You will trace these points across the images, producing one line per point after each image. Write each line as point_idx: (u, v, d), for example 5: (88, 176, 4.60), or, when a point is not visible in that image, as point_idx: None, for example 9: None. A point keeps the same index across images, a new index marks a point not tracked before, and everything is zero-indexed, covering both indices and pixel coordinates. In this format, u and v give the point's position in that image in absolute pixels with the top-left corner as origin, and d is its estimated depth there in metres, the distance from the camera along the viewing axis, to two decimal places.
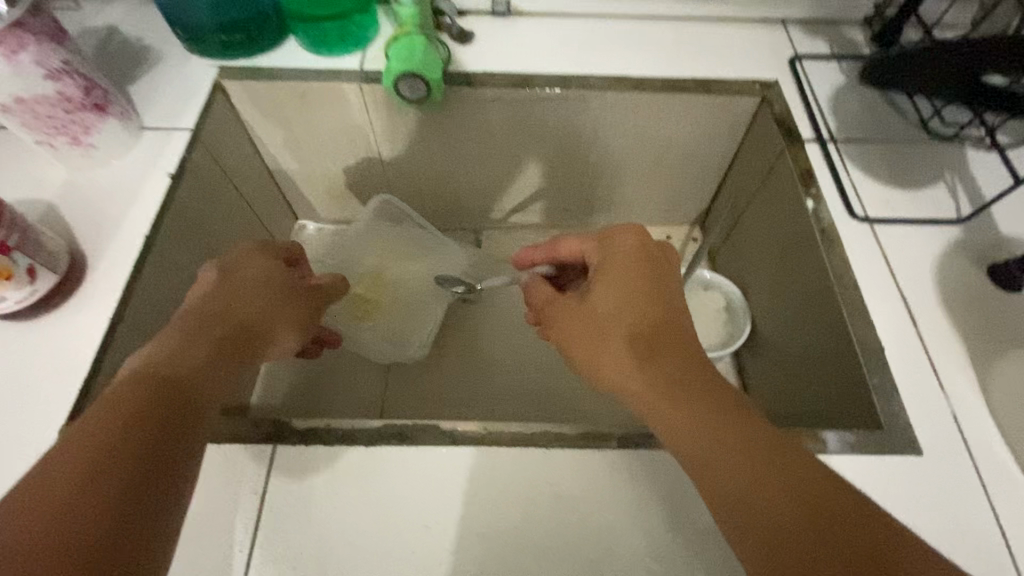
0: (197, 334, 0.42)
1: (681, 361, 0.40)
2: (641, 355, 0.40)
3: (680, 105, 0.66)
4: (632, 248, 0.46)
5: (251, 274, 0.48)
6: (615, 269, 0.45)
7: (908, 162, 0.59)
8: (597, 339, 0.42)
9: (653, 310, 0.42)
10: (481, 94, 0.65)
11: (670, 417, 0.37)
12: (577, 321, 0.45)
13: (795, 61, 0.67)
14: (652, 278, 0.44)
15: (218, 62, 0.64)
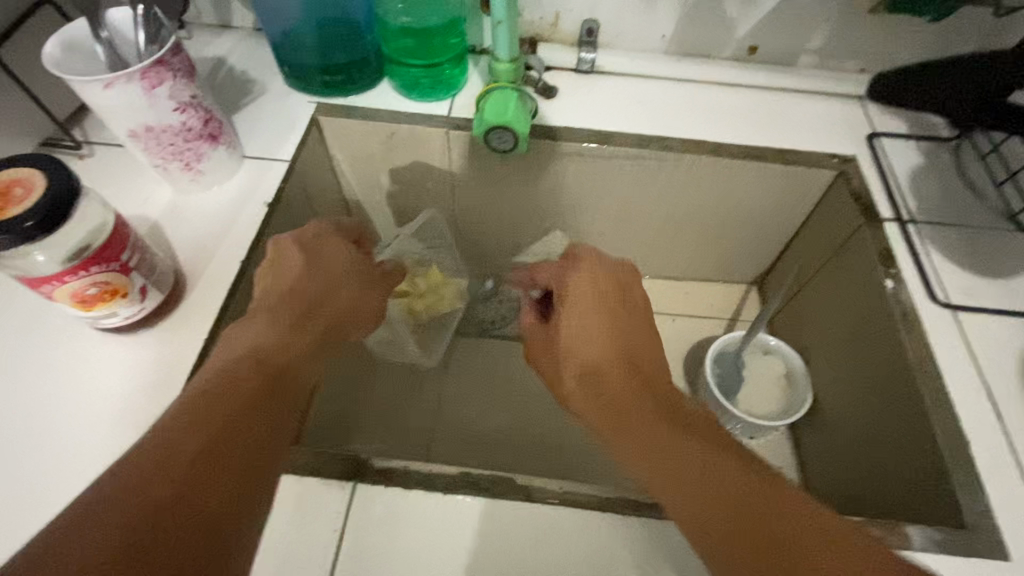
0: (290, 323, 0.46)
1: (630, 385, 0.45)
2: (589, 379, 0.47)
3: (754, 172, 0.67)
4: (583, 285, 0.53)
5: (331, 263, 0.52)
6: (576, 311, 0.52)
7: (993, 251, 0.58)
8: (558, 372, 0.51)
9: (606, 341, 0.49)
10: (561, 148, 0.67)
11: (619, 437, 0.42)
12: (547, 353, 0.54)
13: (873, 138, 0.67)
14: (610, 321, 0.51)
15: (318, 99, 0.68)
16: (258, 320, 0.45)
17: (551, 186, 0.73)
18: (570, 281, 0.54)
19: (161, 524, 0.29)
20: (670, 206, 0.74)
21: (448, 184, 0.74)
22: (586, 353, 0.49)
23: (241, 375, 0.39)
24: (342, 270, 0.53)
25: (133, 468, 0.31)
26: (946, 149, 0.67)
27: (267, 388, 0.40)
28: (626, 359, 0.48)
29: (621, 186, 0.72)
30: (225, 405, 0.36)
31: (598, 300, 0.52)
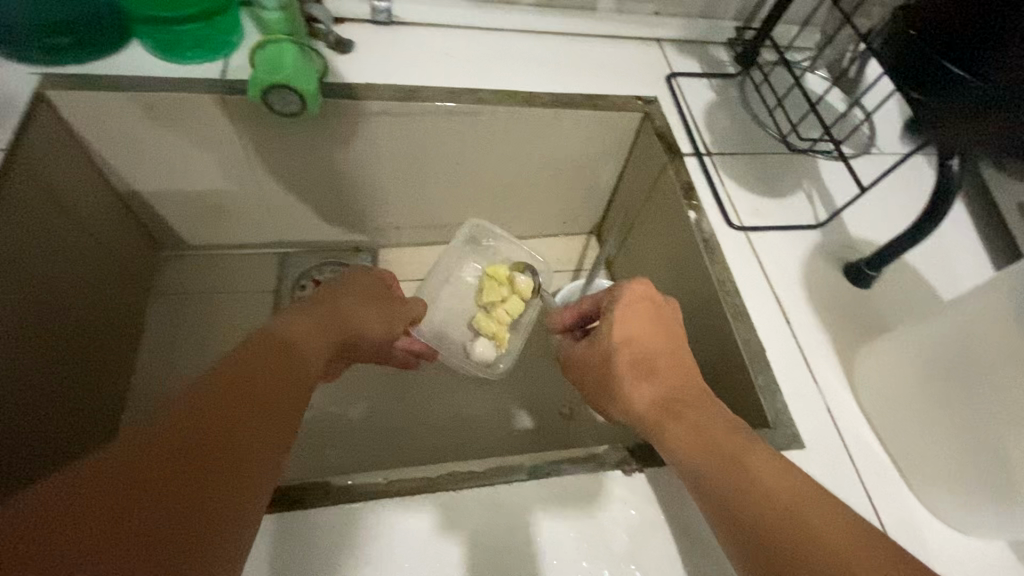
0: (327, 329, 0.47)
1: (682, 382, 0.44)
2: (642, 375, 0.44)
3: (568, 119, 0.67)
4: (637, 295, 0.48)
5: (367, 284, 0.56)
6: (632, 315, 0.47)
7: (775, 173, 0.64)
8: (600, 382, 0.47)
9: (660, 342, 0.46)
10: (365, 108, 0.61)
11: (670, 431, 0.41)
12: (588, 365, 0.49)
13: (671, 79, 0.70)
14: (660, 329, 0.47)
15: (43, 70, 0.54)
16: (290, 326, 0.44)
17: (366, 154, 0.67)
18: (630, 305, 0.47)
19: (144, 497, 0.26)
20: (495, 164, 0.72)
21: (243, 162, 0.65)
22: (649, 347, 0.46)
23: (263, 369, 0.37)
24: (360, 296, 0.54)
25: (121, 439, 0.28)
26: (732, 84, 0.72)
27: (278, 372, 0.38)
28: (675, 354, 0.46)
29: (440, 147, 0.68)
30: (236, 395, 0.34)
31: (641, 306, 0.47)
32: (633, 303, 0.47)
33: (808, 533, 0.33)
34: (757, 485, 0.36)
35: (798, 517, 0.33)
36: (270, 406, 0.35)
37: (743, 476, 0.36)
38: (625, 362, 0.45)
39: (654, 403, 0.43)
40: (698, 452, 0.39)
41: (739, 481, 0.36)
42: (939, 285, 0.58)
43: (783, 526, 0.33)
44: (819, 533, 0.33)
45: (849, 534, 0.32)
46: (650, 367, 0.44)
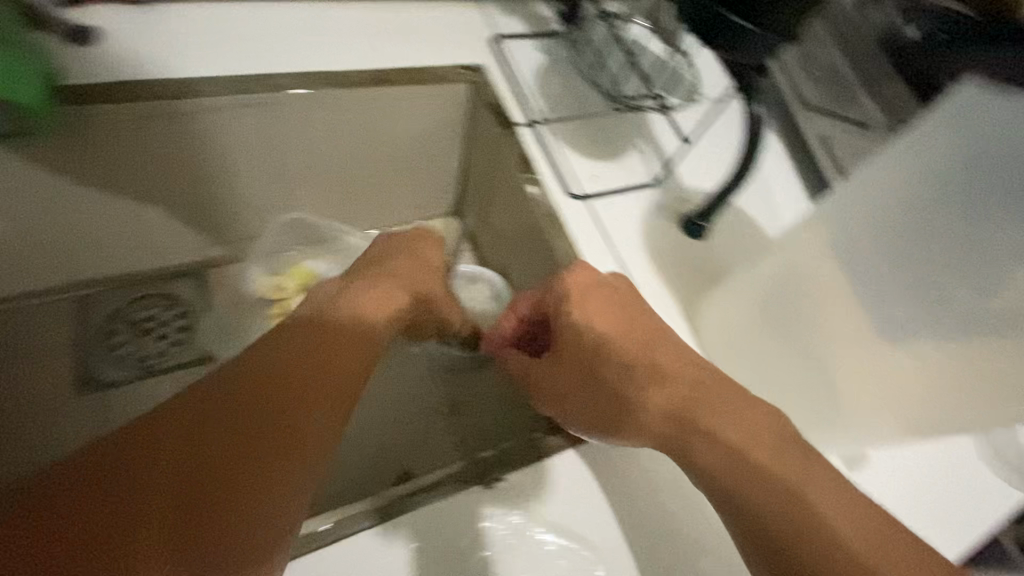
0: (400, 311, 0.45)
1: (620, 369, 0.44)
2: (585, 374, 0.45)
3: (391, 97, 0.62)
4: (578, 283, 0.46)
5: (432, 255, 0.51)
6: (587, 301, 0.45)
7: (609, 134, 0.63)
8: (577, 377, 0.45)
9: (585, 347, 0.45)
10: (138, 110, 0.54)
11: (654, 423, 0.42)
12: (542, 371, 0.48)
13: (496, 42, 0.66)
14: (622, 311, 0.46)
15: None
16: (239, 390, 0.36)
17: (164, 154, 0.59)
18: (570, 278, 0.46)
19: None
20: (322, 152, 0.65)
21: (48, 198, 0.56)
22: (604, 330, 0.44)
23: (224, 450, 0.34)
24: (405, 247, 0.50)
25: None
26: (558, 43, 0.69)
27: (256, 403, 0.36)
28: (638, 333, 0.45)
29: (247, 142, 0.61)
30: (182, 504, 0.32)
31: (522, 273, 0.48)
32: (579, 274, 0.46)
33: (761, 474, 0.38)
34: (699, 450, 0.40)
35: (738, 460, 0.39)
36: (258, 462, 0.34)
37: (706, 438, 0.40)
38: (555, 339, 0.47)
39: (608, 407, 0.44)
40: (729, 415, 0.41)
41: (688, 434, 0.41)
42: (765, 223, 0.61)
43: (738, 471, 0.39)
44: (764, 468, 0.38)
45: (798, 536, 0.36)
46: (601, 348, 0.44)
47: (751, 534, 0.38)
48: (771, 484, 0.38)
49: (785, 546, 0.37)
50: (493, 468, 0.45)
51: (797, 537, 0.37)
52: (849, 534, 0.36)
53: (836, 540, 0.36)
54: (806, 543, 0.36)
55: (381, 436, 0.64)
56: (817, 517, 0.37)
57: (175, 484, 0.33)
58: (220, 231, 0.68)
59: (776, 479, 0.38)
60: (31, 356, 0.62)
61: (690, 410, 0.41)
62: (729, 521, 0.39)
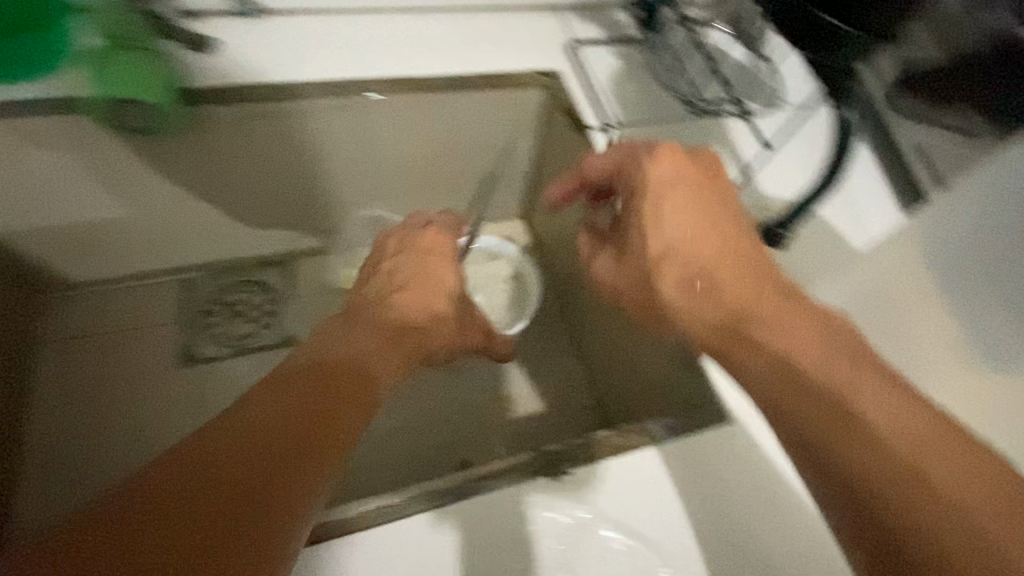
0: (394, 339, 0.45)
1: (725, 313, 0.40)
2: (695, 288, 0.43)
3: (470, 102, 0.63)
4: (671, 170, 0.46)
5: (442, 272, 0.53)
6: (697, 247, 0.43)
7: (684, 140, 0.63)
8: (654, 262, 0.45)
9: (707, 250, 0.43)
10: (241, 114, 0.56)
11: (789, 381, 0.34)
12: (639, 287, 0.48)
13: (574, 47, 0.67)
14: (688, 169, 0.47)
15: None
16: (350, 329, 0.43)
17: (252, 158, 0.61)
18: (661, 165, 0.46)
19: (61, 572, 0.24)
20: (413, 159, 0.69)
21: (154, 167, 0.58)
22: (702, 250, 0.43)
23: (327, 371, 0.37)
24: (440, 255, 0.56)
25: (166, 470, 0.28)
26: (636, 49, 0.69)
27: (312, 396, 0.34)
28: (759, 292, 0.40)
29: (335, 144, 0.63)
30: (275, 434, 0.31)
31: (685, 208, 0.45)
32: (667, 199, 0.45)
33: (847, 414, 0.31)
34: (743, 360, 0.37)
35: (891, 445, 0.29)
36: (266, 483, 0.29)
37: (790, 375, 0.34)
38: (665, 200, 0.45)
39: (715, 319, 0.40)
40: (885, 399, 0.31)
41: (830, 409, 0.32)
42: (851, 236, 0.59)
43: (827, 418, 0.31)
44: (852, 410, 0.31)
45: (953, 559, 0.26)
46: (700, 291, 0.42)
47: (803, 459, 0.32)
48: (883, 447, 0.29)
49: (863, 477, 0.29)
50: (561, 461, 0.44)
51: (890, 496, 0.28)
52: (962, 490, 0.28)
53: (930, 488, 0.28)
54: (901, 497, 0.28)
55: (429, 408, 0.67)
56: (916, 460, 0.29)
57: (197, 473, 0.28)
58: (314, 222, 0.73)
59: (869, 428, 0.30)
60: (139, 332, 0.68)
61: (841, 382, 0.32)
62: (846, 523, 0.30)
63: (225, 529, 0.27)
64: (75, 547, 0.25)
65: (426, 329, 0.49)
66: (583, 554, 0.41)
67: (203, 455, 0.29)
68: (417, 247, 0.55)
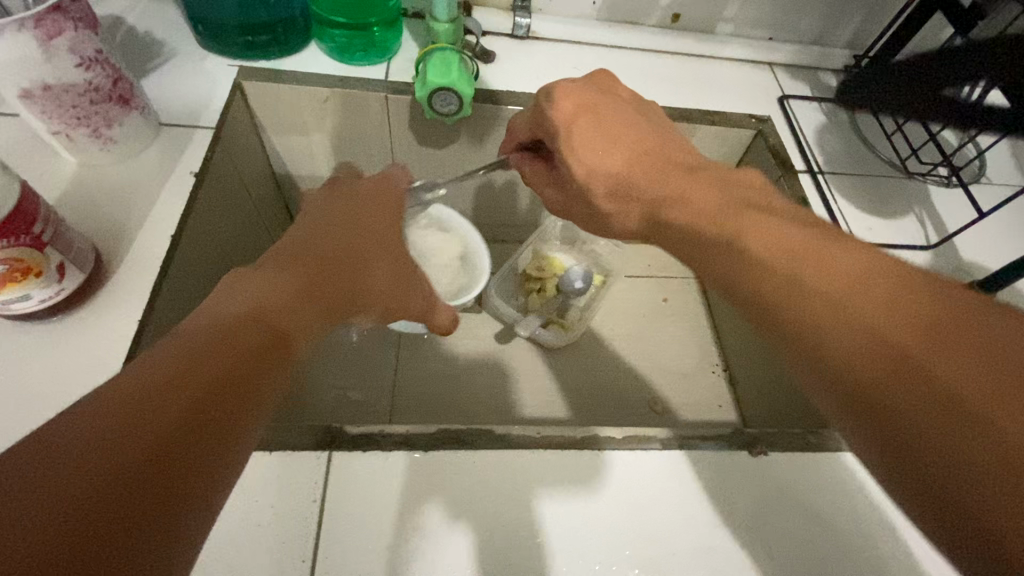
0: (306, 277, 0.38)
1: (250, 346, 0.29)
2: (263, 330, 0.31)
3: (687, 133, 0.71)
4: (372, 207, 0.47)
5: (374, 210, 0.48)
6: (765, 230, 0.33)
7: (886, 194, 0.67)
8: (267, 289, 0.34)
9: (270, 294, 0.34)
10: (505, 113, 0.68)
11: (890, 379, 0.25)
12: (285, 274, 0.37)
13: (784, 100, 0.74)
14: (625, 135, 0.44)
15: (239, 62, 0.63)
16: (274, 274, 0.37)
17: (496, 151, 0.73)
18: (577, 128, 0.44)
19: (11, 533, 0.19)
20: None
21: (394, 125, 0.68)
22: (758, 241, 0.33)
23: (316, 273, 0.39)
24: (380, 210, 0.48)
25: (176, 366, 0.26)
26: (841, 109, 0.75)
27: (266, 345, 0.31)
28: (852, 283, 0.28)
29: None
30: (226, 355, 0.28)
31: (601, 117, 0.44)
32: (611, 110, 0.45)
33: (898, 351, 0.25)
34: (823, 330, 0.28)
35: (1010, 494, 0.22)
36: (180, 419, 0.25)
37: (809, 330, 0.28)
38: (606, 197, 0.43)
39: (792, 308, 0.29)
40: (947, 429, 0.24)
41: (930, 456, 0.24)
42: None
43: (834, 371, 0.27)
44: (940, 368, 0.24)
45: None
46: (742, 263, 0.33)
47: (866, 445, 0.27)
48: (871, 355, 0.26)
49: (917, 445, 0.24)
50: (759, 441, 0.47)
51: (931, 433, 0.24)
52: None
53: (993, 428, 0.23)
54: (989, 467, 0.22)
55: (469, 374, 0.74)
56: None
57: (176, 418, 0.24)
58: (508, 214, 0.84)
59: (872, 369, 0.26)
60: None
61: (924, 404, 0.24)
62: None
63: (210, 425, 0.25)
64: (38, 447, 0.22)
65: (341, 248, 0.42)
66: (775, 530, 0.44)
67: (198, 354, 0.27)
68: (341, 195, 0.48)
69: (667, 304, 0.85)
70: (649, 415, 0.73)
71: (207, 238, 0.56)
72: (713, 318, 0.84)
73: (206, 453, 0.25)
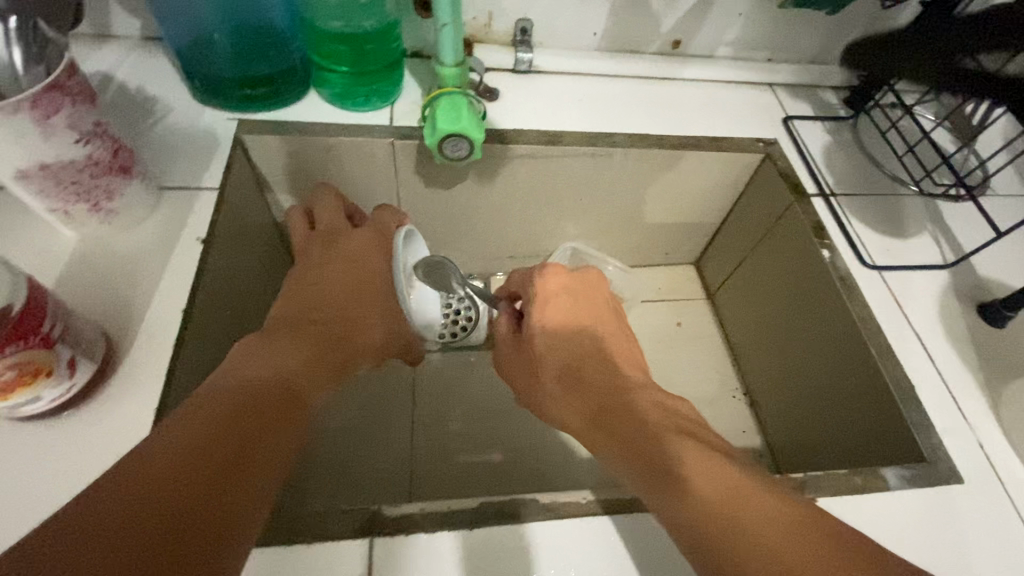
0: (302, 339, 0.45)
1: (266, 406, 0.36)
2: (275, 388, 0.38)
3: (694, 160, 0.71)
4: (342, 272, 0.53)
5: (367, 264, 0.55)
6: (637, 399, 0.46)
7: (897, 214, 0.67)
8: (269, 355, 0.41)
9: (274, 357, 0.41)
10: (514, 150, 0.66)
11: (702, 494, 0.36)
12: (285, 340, 0.44)
13: (787, 122, 0.74)
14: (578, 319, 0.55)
15: (240, 115, 0.61)
16: (275, 339, 0.43)
17: (504, 188, 0.72)
18: (553, 303, 0.55)
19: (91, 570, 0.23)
20: (622, 202, 0.77)
21: (396, 173, 0.67)
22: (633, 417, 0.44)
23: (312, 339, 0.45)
24: (366, 265, 0.55)
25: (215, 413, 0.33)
26: (844, 128, 0.75)
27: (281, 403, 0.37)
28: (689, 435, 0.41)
29: (570, 184, 0.73)
30: (253, 409, 0.35)
31: (582, 303, 0.57)
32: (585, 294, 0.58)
33: (722, 513, 0.34)
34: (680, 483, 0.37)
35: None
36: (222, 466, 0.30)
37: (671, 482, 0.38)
38: (554, 383, 0.51)
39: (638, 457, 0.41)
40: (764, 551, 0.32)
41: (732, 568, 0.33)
42: None
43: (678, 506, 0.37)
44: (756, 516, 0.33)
45: None
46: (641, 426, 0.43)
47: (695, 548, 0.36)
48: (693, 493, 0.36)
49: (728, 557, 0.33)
50: (803, 487, 0.47)
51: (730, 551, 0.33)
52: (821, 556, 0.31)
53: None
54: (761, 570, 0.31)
55: (490, 419, 0.74)
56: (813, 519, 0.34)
57: (217, 468, 0.30)
58: (515, 248, 0.83)
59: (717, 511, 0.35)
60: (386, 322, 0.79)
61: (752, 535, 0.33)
62: None
63: (254, 464, 0.32)
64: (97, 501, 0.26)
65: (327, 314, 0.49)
66: None
67: (230, 408, 0.34)
68: (337, 259, 0.54)
69: (681, 330, 0.84)
70: None
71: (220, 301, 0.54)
72: (726, 341, 0.84)
73: (243, 494, 0.30)
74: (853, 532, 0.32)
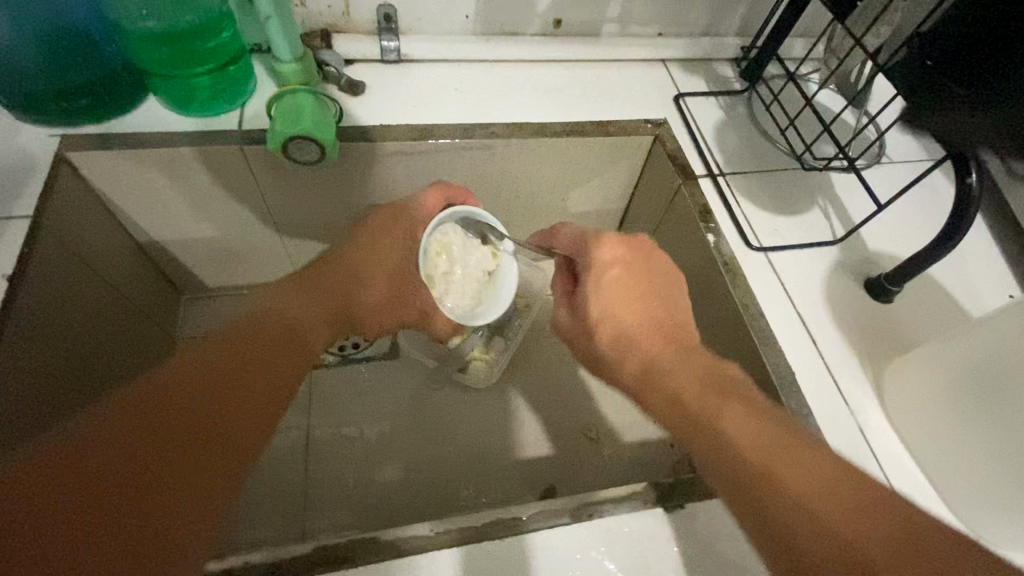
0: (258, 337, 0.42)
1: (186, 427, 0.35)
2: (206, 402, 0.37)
3: (582, 146, 0.67)
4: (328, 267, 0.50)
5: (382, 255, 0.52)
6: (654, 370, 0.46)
7: (789, 189, 0.64)
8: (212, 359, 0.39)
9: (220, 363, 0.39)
10: (383, 149, 0.62)
11: (773, 464, 0.36)
12: (236, 336, 0.41)
13: (679, 99, 0.71)
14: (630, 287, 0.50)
15: (64, 131, 0.55)
16: (236, 331, 0.42)
17: (384, 190, 0.67)
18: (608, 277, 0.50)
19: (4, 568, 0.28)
20: (517, 195, 0.73)
21: (256, 182, 0.62)
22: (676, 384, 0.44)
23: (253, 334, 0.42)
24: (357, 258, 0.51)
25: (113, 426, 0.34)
26: (739, 101, 0.72)
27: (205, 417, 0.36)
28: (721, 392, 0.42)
29: (455, 180, 0.68)
30: (169, 422, 0.35)
31: (631, 284, 0.50)
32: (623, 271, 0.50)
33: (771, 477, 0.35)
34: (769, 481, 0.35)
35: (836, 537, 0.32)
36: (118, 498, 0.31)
37: (723, 453, 0.38)
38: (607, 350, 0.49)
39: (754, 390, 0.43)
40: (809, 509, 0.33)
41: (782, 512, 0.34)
42: (963, 300, 0.58)
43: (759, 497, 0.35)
44: (808, 486, 0.34)
45: None
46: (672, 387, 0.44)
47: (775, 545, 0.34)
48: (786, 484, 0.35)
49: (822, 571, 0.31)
50: (674, 492, 0.44)
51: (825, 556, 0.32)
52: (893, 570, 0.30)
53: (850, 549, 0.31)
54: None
55: (390, 435, 0.70)
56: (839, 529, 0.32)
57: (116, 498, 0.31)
58: None
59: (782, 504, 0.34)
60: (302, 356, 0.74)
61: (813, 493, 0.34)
62: None
63: (146, 502, 0.32)
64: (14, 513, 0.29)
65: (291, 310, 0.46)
66: None
67: (117, 436, 0.33)
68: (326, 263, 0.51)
69: None
70: (584, 446, 0.71)
71: (49, 344, 0.49)
72: None
73: (150, 523, 0.32)
74: (903, 516, 0.33)
